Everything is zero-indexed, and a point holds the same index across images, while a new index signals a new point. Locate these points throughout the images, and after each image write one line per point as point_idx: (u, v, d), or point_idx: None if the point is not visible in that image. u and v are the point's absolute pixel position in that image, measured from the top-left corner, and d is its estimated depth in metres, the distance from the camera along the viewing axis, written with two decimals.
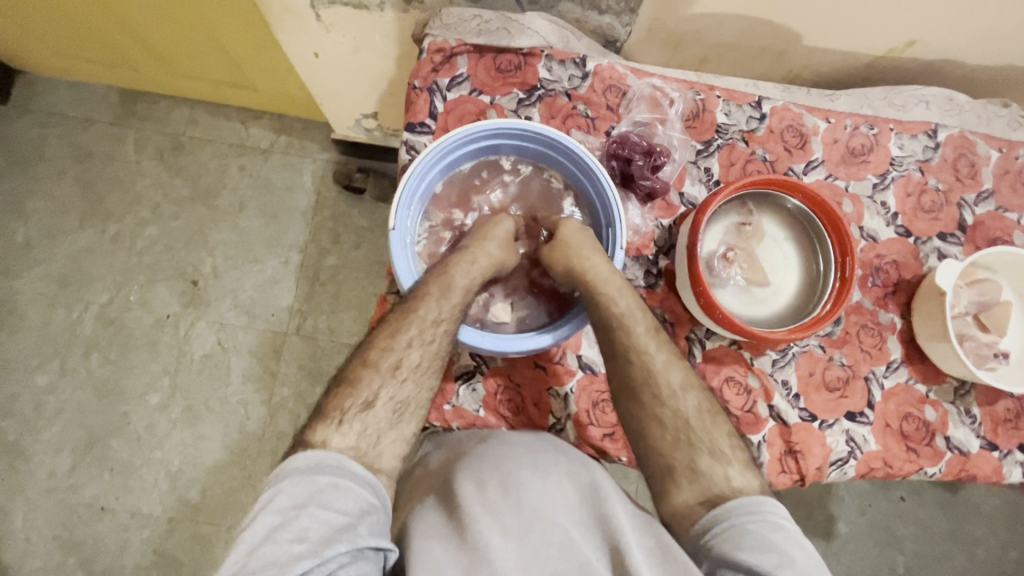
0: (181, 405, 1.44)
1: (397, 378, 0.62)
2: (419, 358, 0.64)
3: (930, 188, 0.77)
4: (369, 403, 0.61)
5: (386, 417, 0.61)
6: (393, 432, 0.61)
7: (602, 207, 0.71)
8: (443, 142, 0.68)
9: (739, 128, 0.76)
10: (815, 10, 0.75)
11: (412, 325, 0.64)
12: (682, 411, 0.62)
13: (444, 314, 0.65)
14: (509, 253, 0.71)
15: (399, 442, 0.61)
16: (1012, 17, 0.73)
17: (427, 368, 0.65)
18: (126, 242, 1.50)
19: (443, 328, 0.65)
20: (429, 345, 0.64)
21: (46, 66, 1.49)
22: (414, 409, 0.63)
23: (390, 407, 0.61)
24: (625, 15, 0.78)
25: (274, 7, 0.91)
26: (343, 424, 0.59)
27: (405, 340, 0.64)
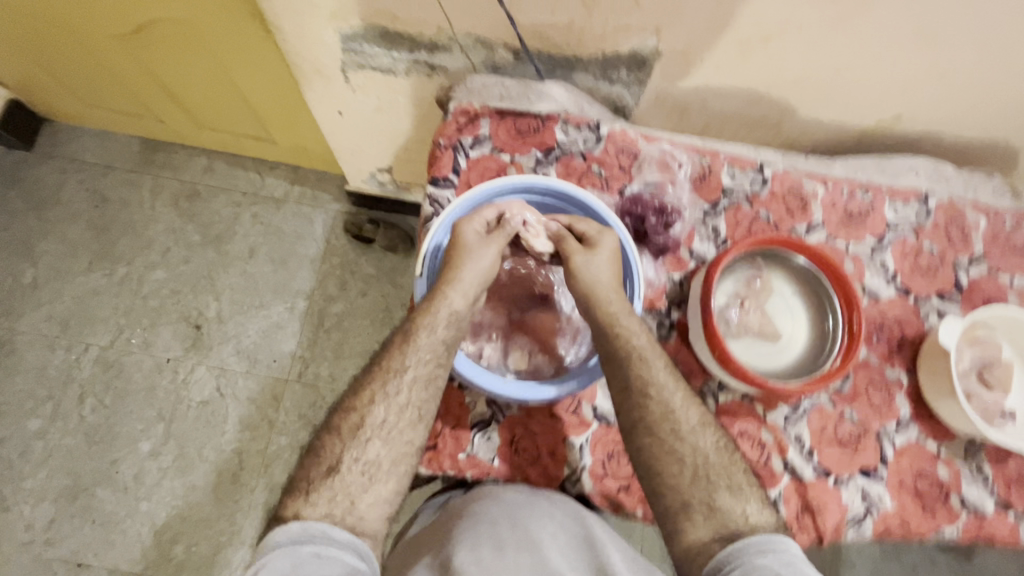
0: (173, 453, 1.40)
1: (361, 439, 0.62)
2: (383, 414, 0.62)
3: (925, 250, 0.81)
4: (334, 469, 0.60)
5: (356, 480, 0.60)
6: (368, 494, 0.60)
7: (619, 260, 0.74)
8: (467, 200, 0.73)
9: (744, 190, 0.81)
10: (809, 84, 0.82)
11: (376, 381, 0.64)
12: (700, 447, 0.62)
13: (408, 364, 0.64)
14: (485, 246, 0.70)
15: (377, 503, 0.60)
16: (986, 95, 0.80)
17: (395, 423, 0.63)
18: (134, 285, 1.51)
19: (408, 378, 0.64)
20: (394, 399, 0.63)
21: (74, 116, 1.56)
22: (388, 466, 0.62)
23: (358, 469, 0.60)
24: (634, 85, 0.87)
25: (305, 68, 0.97)
26: (311, 494, 0.59)
27: (369, 398, 0.63)
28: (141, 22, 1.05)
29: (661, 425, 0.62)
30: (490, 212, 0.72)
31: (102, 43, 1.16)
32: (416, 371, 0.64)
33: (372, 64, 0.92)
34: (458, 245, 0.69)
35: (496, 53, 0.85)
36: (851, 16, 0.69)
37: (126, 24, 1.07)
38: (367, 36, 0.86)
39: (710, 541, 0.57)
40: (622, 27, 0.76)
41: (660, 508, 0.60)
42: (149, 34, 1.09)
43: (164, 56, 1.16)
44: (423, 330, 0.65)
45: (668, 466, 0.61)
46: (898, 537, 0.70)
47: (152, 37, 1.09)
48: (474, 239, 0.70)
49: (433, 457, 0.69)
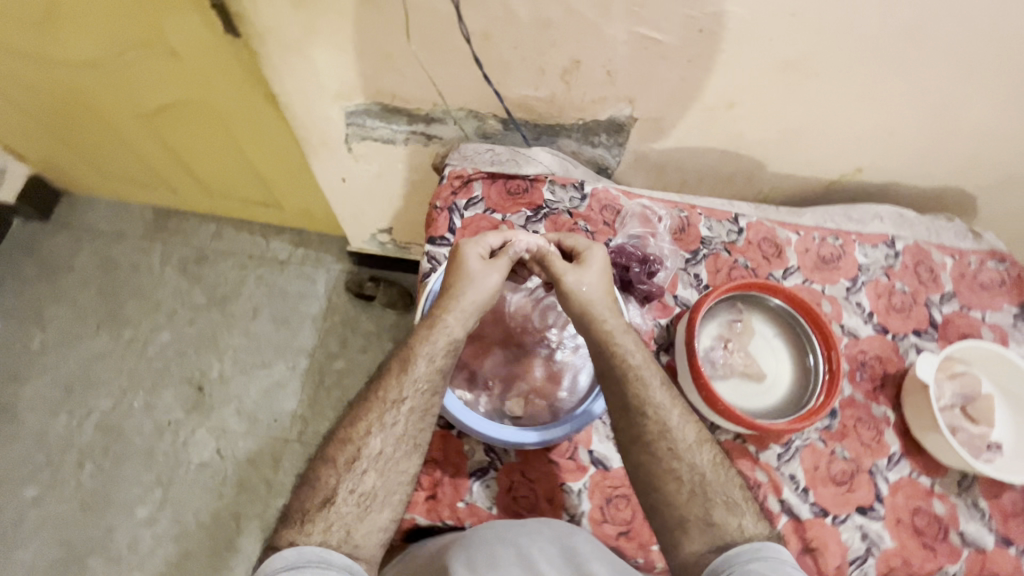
0: (169, 519, 1.37)
1: (356, 470, 0.64)
2: (379, 444, 0.65)
3: (897, 290, 0.86)
4: (330, 500, 0.62)
5: (351, 511, 0.62)
6: (364, 524, 0.62)
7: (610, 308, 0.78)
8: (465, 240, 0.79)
9: (721, 240, 0.87)
10: (774, 142, 0.90)
11: (371, 412, 0.66)
12: (697, 465, 0.62)
13: (405, 393, 0.67)
14: (488, 270, 0.72)
15: (373, 531, 0.62)
16: (935, 148, 0.88)
17: (391, 453, 0.65)
18: (139, 348, 1.54)
19: (405, 409, 0.66)
20: (390, 429, 0.65)
21: (92, 188, 1.65)
22: (383, 496, 0.64)
23: (352, 500, 0.62)
24: (615, 148, 0.95)
25: (312, 140, 1.06)
26: (305, 523, 0.60)
27: (364, 428, 0.65)
28: (161, 104, 1.15)
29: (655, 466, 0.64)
30: (495, 240, 0.75)
31: (124, 123, 1.25)
32: (413, 399, 0.67)
33: (373, 136, 1.00)
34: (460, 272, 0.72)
35: (486, 124, 0.93)
36: (803, 83, 0.78)
37: (148, 105, 1.16)
38: (370, 111, 0.95)
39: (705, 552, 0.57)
40: (599, 98, 0.84)
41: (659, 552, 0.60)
42: (169, 114, 1.18)
43: (180, 133, 1.25)
44: (420, 360, 0.68)
45: (666, 507, 0.61)
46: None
47: (172, 116, 1.19)
48: (477, 264, 0.72)
49: (432, 507, 0.70)
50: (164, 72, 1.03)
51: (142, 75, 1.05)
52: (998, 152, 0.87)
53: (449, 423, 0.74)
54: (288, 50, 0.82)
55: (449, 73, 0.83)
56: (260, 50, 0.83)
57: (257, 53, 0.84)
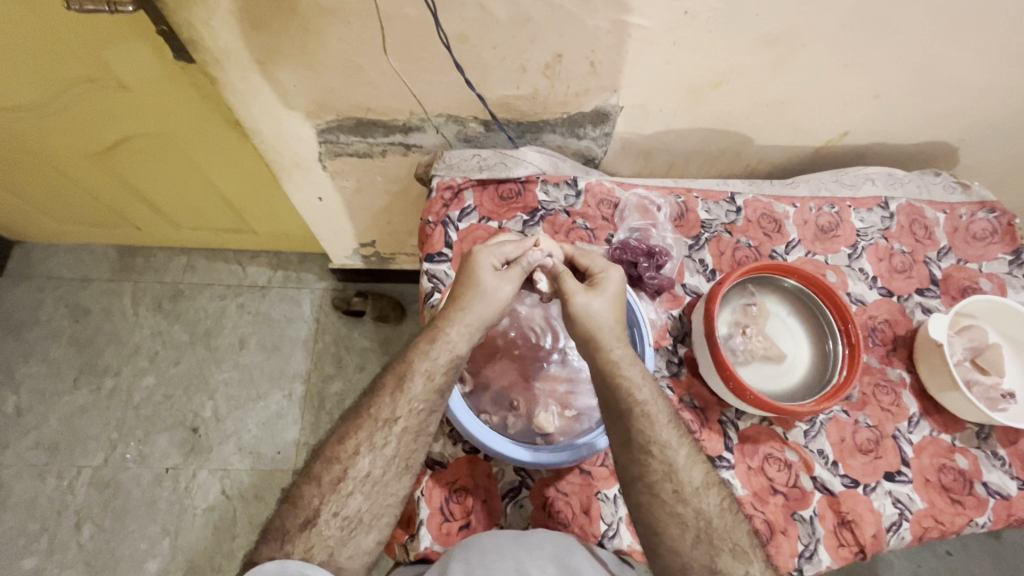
0: (183, 568, 1.32)
1: (341, 491, 0.62)
2: (368, 465, 0.63)
3: (897, 251, 0.86)
4: (312, 521, 0.60)
5: (335, 534, 0.61)
6: (347, 547, 0.60)
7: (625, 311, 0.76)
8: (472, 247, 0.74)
9: (721, 222, 0.86)
10: (760, 116, 0.89)
11: (361, 429, 0.64)
12: (704, 510, 0.61)
13: (398, 411, 0.65)
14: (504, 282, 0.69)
15: (355, 555, 0.61)
16: (918, 106, 0.88)
17: (381, 475, 0.63)
18: (123, 396, 1.47)
19: (397, 429, 0.64)
20: (380, 449, 0.64)
21: (47, 234, 1.55)
22: (369, 519, 0.63)
23: (336, 523, 0.61)
24: (601, 138, 0.93)
25: (284, 163, 1.00)
26: (286, 545, 0.59)
27: (353, 446, 0.64)
28: (113, 140, 1.07)
29: (691, 466, 0.63)
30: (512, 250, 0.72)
31: (74, 164, 1.17)
32: (407, 419, 0.65)
33: (348, 151, 0.96)
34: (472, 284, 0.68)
35: (467, 127, 0.90)
36: (789, 55, 0.76)
37: (98, 143, 1.08)
38: (342, 128, 0.90)
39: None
40: (583, 91, 0.82)
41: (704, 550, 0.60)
42: (124, 150, 1.11)
43: (137, 167, 1.17)
44: (418, 376, 0.66)
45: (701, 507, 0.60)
46: (937, 537, 0.71)
47: (127, 151, 1.11)
48: (490, 275, 0.69)
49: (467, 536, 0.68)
50: (113, 108, 0.96)
51: (88, 113, 0.97)
52: (980, 102, 0.88)
53: (474, 447, 0.72)
54: (249, 73, 0.77)
55: (425, 80, 0.79)
56: (218, 76, 0.78)
57: (216, 79, 0.78)
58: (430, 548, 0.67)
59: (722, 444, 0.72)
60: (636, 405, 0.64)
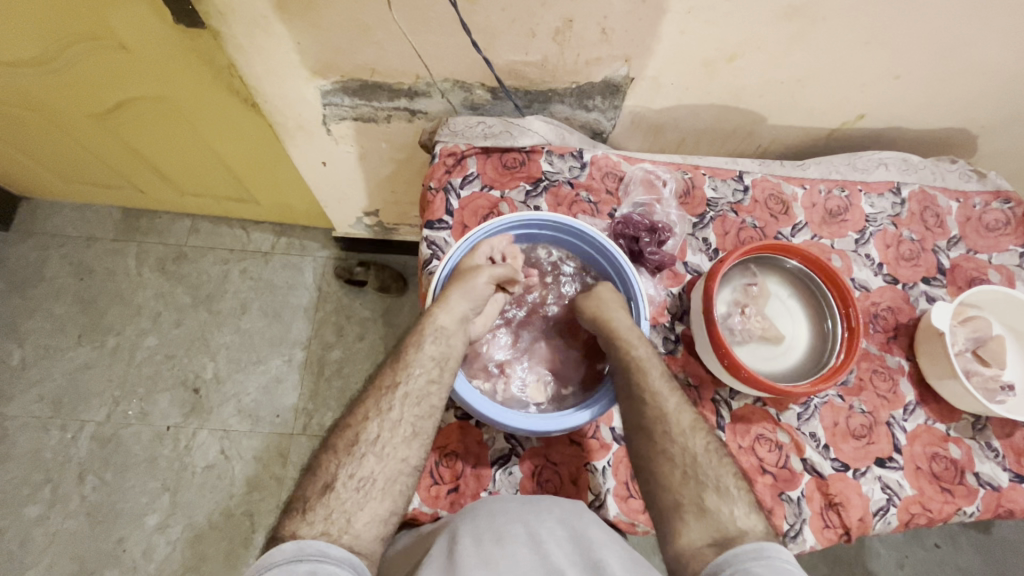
0: (181, 524, 1.36)
1: (355, 455, 0.61)
2: (377, 429, 0.63)
3: (905, 238, 0.85)
4: (329, 486, 0.59)
5: (351, 496, 0.59)
6: (364, 512, 0.58)
7: (621, 283, 0.76)
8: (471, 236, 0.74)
9: (727, 201, 0.84)
10: (775, 94, 0.86)
11: (370, 399, 0.65)
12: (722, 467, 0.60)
13: (398, 380, 0.65)
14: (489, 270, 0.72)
15: (372, 522, 0.59)
16: (938, 89, 0.85)
17: (389, 438, 0.62)
18: (126, 354, 1.49)
19: (399, 395, 0.64)
20: (387, 414, 0.63)
21: (54, 192, 1.55)
22: (383, 484, 0.61)
23: (352, 485, 0.59)
24: (610, 111, 0.92)
25: (288, 125, 1.00)
26: (307, 512, 0.58)
27: (362, 415, 0.64)
28: (117, 102, 1.06)
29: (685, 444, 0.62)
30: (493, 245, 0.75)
31: (79, 124, 1.16)
32: (405, 384, 0.65)
33: (353, 115, 0.94)
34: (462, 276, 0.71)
35: (474, 94, 0.88)
36: (808, 30, 0.74)
37: (101, 104, 1.07)
38: (347, 90, 0.89)
39: (712, 553, 0.55)
40: (593, 59, 0.80)
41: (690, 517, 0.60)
42: (127, 112, 1.10)
43: (141, 130, 1.16)
44: (411, 348, 0.67)
45: (686, 483, 0.59)
46: (923, 524, 0.71)
47: (133, 113, 1.10)
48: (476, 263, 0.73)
49: (456, 499, 0.69)
50: (115, 69, 0.94)
51: (91, 73, 0.96)
52: (1004, 89, 0.85)
53: (466, 414, 0.72)
54: (252, 28, 0.75)
55: (432, 43, 0.77)
56: (222, 31, 0.76)
57: (219, 33, 0.76)
58: (419, 510, 0.68)
59: (714, 422, 0.72)
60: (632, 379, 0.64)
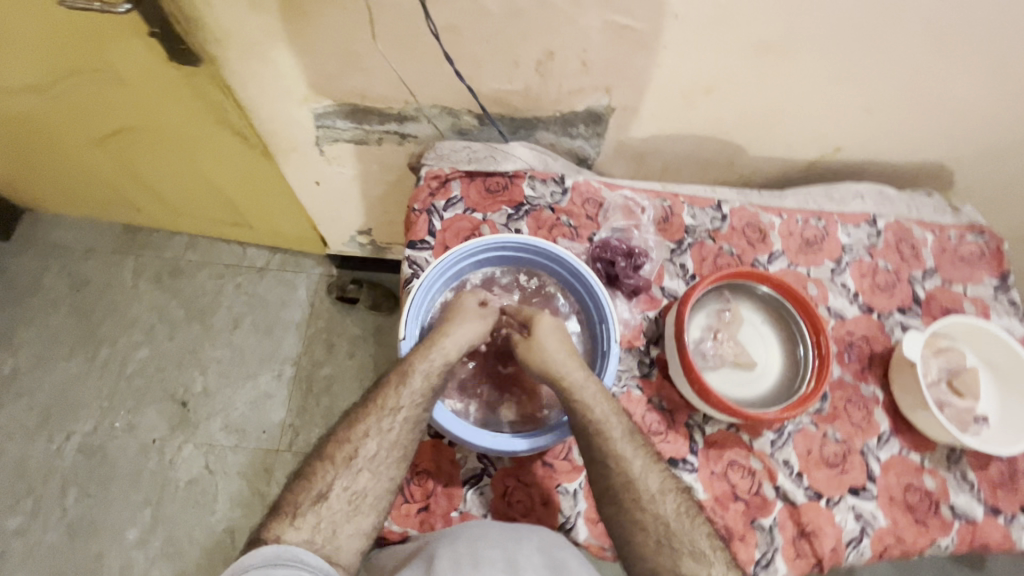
0: (161, 539, 1.35)
1: (351, 469, 0.64)
2: (376, 447, 0.65)
3: (881, 268, 0.86)
4: (322, 496, 0.62)
5: (342, 509, 0.62)
6: (349, 525, 0.62)
7: (594, 304, 0.76)
8: (443, 261, 0.74)
9: (705, 228, 0.86)
10: (753, 125, 0.89)
11: (371, 414, 0.67)
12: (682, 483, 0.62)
13: (402, 402, 0.67)
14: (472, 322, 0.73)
15: (354, 536, 0.62)
16: (911, 124, 0.88)
17: (386, 457, 0.65)
18: (117, 366, 1.50)
19: (401, 416, 0.67)
20: (386, 434, 0.66)
21: (56, 207, 1.58)
22: (372, 500, 0.64)
23: (344, 498, 0.62)
24: (593, 138, 0.94)
25: (282, 145, 1.03)
26: (296, 518, 0.61)
27: (363, 429, 0.66)
28: (115, 127, 1.08)
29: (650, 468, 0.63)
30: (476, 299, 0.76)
31: (80, 146, 1.18)
32: (409, 411, 0.67)
33: (345, 137, 0.98)
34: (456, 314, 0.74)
35: (461, 120, 0.91)
36: (780, 65, 0.77)
37: (102, 129, 1.09)
38: (339, 113, 0.92)
39: None
40: (575, 90, 0.83)
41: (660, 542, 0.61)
42: (126, 140, 1.11)
43: (138, 155, 1.18)
44: (417, 373, 0.68)
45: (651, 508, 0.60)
46: (897, 555, 0.71)
47: (131, 141, 1.11)
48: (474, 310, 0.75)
49: (426, 518, 0.69)
50: (112, 97, 0.96)
51: (91, 99, 0.98)
52: (975, 125, 0.88)
53: (439, 432, 0.72)
54: (248, 53, 0.79)
55: (419, 71, 0.80)
56: (219, 55, 0.80)
57: (216, 57, 0.80)
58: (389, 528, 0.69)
59: (686, 447, 0.73)
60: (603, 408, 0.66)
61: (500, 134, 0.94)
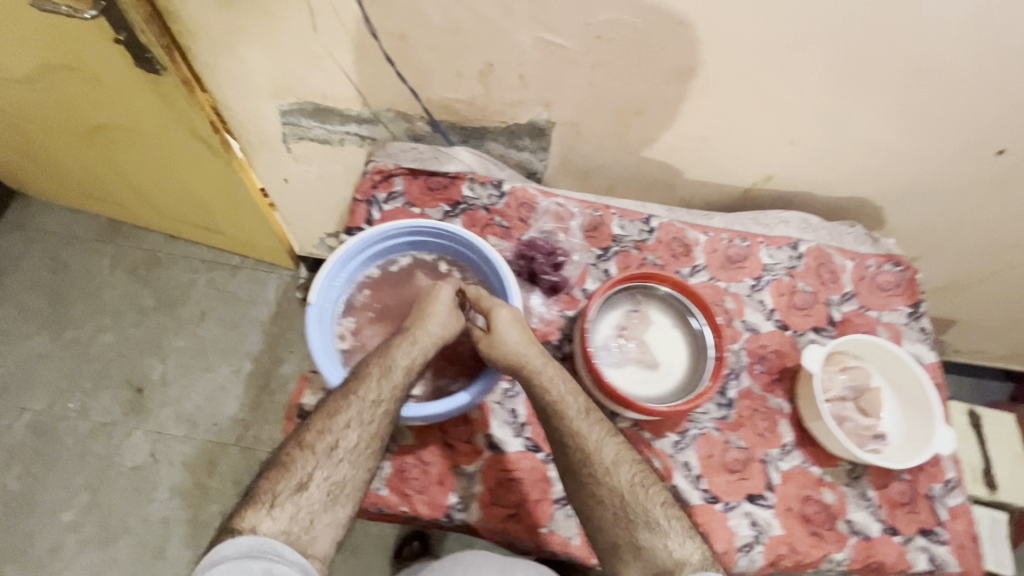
0: (95, 524, 1.34)
1: (333, 458, 0.65)
2: (356, 438, 0.66)
3: (799, 290, 0.89)
4: (303, 486, 0.63)
5: (320, 499, 0.63)
6: (326, 515, 0.63)
7: (502, 294, 0.80)
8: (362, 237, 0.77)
9: (633, 239, 0.90)
10: (686, 148, 0.95)
11: (352, 406, 0.68)
12: (617, 488, 0.66)
13: (383, 394, 0.69)
14: (452, 322, 0.77)
15: (332, 525, 0.63)
16: (833, 158, 0.93)
17: (365, 448, 0.67)
18: (80, 348, 1.53)
19: (382, 408, 0.69)
20: (367, 426, 0.67)
21: (47, 194, 1.65)
22: (349, 491, 0.65)
23: (324, 488, 0.63)
24: (539, 152, 1.01)
25: (252, 140, 1.10)
26: (274, 507, 0.61)
27: (344, 420, 0.66)
28: (95, 125, 1.14)
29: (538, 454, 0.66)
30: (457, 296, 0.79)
31: (66, 139, 1.24)
32: (391, 403, 0.70)
33: (309, 136, 1.04)
34: (431, 306, 0.77)
35: (416, 125, 0.97)
36: (701, 91, 0.83)
37: (84, 125, 1.15)
38: (303, 111, 0.99)
39: None
40: (516, 102, 0.89)
41: (606, 545, 0.66)
42: (105, 137, 1.17)
43: (117, 153, 1.23)
44: (399, 368, 0.71)
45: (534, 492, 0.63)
46: (788, 566, 0.72)
47: (109, 139, 1.17)
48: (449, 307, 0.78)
49: None
50: (91, 95, 1.03)
51: (71, 95, 1.05)
52: (894, 163, 0.93)
53: None
54: (217, 48, 0.86)
55: (372, 77, 0.87)
56: (191, 48, 0.87)
57: (189, 50, 0.88)
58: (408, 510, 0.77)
59: None
60: (551, 406, 0.70)
61: (444, 135, 0.99)
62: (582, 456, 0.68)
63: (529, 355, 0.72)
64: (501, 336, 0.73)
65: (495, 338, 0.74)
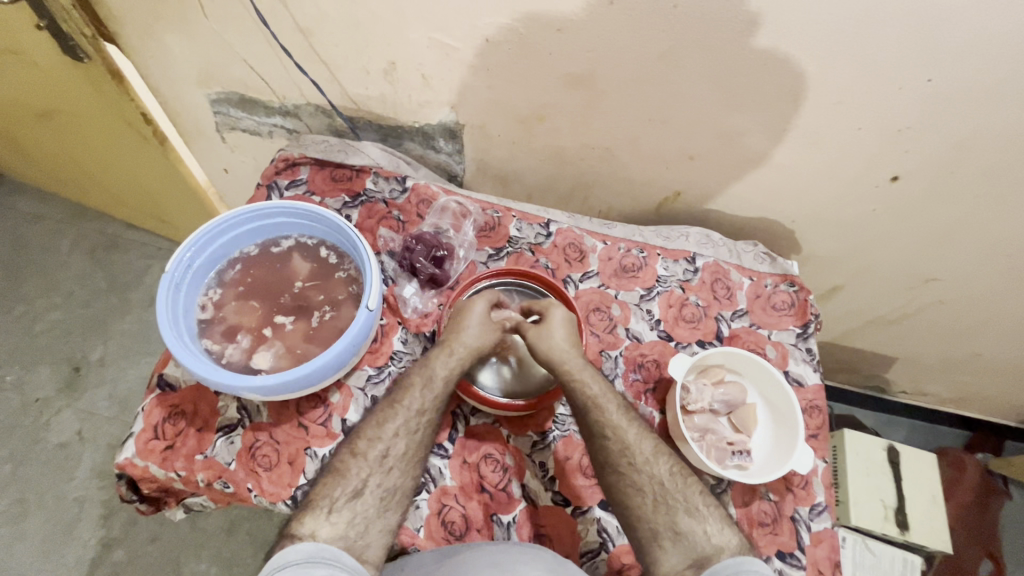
0: (12, 497, 1.35)
1: (383, 466, 0.69)
2: (403, 446, 0.71)
3: (691, 303, 0.89)
4: (358, 492, 0.67)
5: (374, 505, 0.67)
6: (380, 520, 0.66)
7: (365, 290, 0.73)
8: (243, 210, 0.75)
9: (528, 241, 0.92)
10: (593, 158, 0.96)
11: (397, 415, 0.72)
12: (657, 477, 0.70)
13: (427, 405, 0.73)
14: (489, 330, 0.78)
15: (385, 530, 0.67)
16: (736, 178, 0.94)
17: (409, 455, 0.71)
18: (27, 323, 1.56)
19: (426, 417, 0.73)
20: (413, 435, 0.72)
21: (18, 176, 1.70)
22: (399, 497, 0.69)
23: (377, 494, 0.67)
24: (456, 155, 1.02)
25: (190, 129, 1.14)
26: (332, 513, 0.64)
27: (392, 429, 0.71)
28: (42, 111, 1.17)
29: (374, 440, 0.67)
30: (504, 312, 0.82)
31: (20, 124, 1.28)
32: (434, 414, 0.74)
33: (240, 126, 1.08)
34: (467, 317, 0.78)
35: (336, 121, 1.00)
36: (595, 99, 0.85)
37: (33, 111, 1.19)
38: (230, 101, 1.02)
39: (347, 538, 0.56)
40: (424, 102, 0.92)
41: (642, 532, 0.67)
42: (54, 123, 1.21)
43: (67, 139, 1.27)
44: (439, 376, 0.75)
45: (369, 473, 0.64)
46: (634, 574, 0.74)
47: (57, 125, 1.21)
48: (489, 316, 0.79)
49: (168, 456, 0.75)
50: (35, 81, 1.07)
51: (15, 84, 1.10)
52: (797, 186, 0.93)
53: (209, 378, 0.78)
54: (141, 33, 0.91)
55: (287, 71, 0.91)
56: (120, 33, 0.92)
57: (119, 35, 0.93)
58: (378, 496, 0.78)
59: (447, 434, 0.80)
60: (587, 400, 0.73)
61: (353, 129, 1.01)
62: (614, 447, 0.71)
63: (567, 359, 0.75)
64: (548, 331, 0.77)
65: (542, 331, 0.77)
